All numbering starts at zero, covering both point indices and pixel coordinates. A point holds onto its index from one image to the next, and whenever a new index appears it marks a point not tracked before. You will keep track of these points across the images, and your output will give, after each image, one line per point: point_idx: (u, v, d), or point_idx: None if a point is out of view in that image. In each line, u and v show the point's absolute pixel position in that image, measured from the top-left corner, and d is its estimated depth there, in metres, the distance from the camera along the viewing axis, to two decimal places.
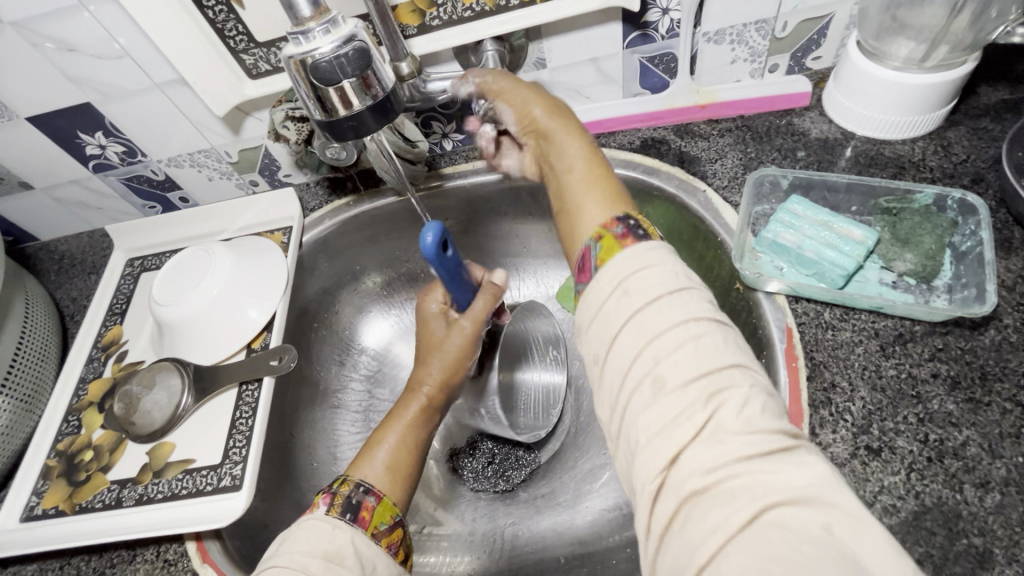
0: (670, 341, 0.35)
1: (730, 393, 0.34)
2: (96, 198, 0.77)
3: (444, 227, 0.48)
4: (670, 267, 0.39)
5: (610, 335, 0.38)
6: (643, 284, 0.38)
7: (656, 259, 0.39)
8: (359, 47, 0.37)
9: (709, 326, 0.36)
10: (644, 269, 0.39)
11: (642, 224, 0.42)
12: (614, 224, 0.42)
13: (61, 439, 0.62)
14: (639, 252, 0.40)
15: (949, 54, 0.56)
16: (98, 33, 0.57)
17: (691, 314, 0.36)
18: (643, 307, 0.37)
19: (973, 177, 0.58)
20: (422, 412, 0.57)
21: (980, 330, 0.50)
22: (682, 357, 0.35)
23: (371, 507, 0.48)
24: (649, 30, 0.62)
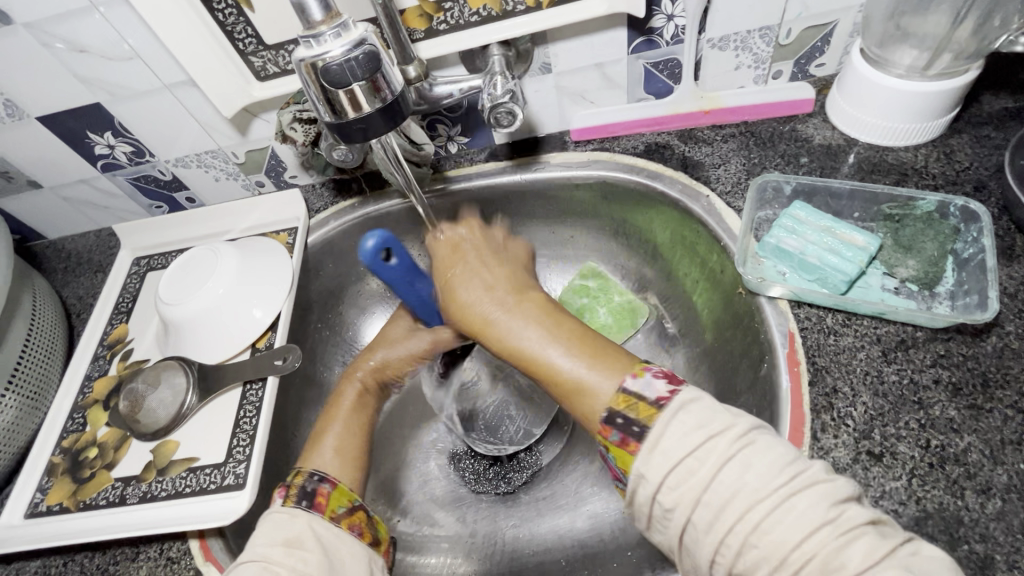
0: (753, 519, 0.35)
1: (810, 564, 0.33)
2: (104, 197, 0.78)
3: (390, 235, 0.51)
4: (696, 440, 0.37)
5: (679, 534, 0.38)
6: (677, 491, 0.37)
7: (677, 438, 0.38)
8: (370, 51, 0.37)
9: (762, 493, 0.35)
10: (675, 464, 0.37)
11: (635, 420, 0.40)
12: (608, 432, 0.41)
13: (66, 436, 0.63)
14: (647, 459, 0.38)
15: (952, 63, 0.56)
16: (109, 34, 0.58)
17: (751, 487, 0.35)
18: (705, 492, 0.36)
19: (975, 185, 0.58)
20: (359, 395, 0.63)
21: (982, 336, 0.50)
22: (756, 540, 0.34)
23: (326, 492, 0.49)
24: (654, 36, 0.62)
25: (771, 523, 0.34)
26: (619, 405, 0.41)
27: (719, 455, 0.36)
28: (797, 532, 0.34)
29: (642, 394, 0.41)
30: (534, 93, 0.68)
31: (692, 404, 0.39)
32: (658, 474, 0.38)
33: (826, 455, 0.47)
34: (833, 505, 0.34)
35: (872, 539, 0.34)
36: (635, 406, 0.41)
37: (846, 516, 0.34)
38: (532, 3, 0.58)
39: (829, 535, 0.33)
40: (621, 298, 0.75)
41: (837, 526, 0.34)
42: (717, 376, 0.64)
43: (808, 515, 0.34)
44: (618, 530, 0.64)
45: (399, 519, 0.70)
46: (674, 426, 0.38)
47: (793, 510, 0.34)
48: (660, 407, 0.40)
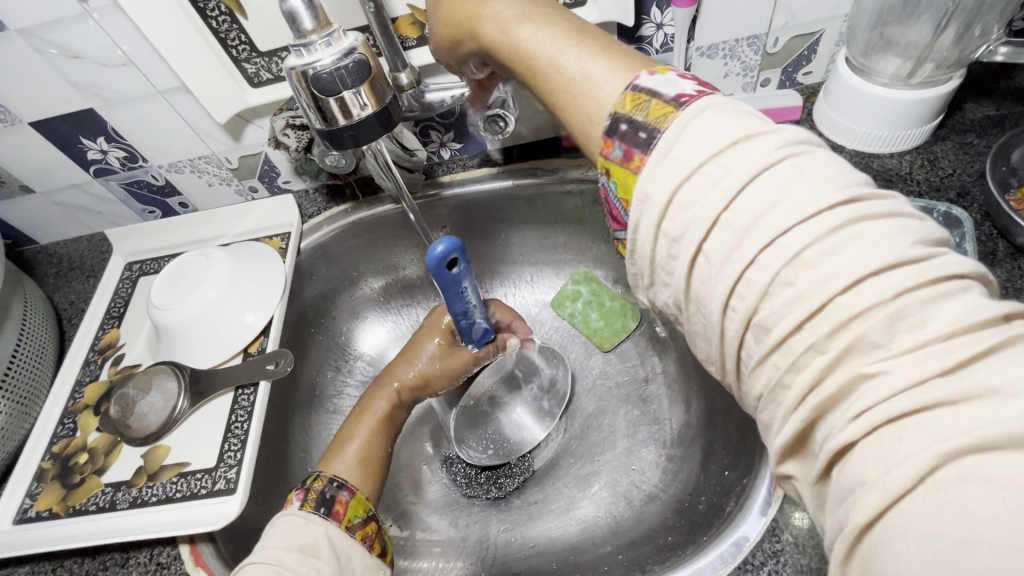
0: (794, 241, 0.27)
1: (871, 311, 0.25)
2: (97, 203, 0.78)
3: (455, 239, 0.46)
4: (715, 134, 0.31)
5: (689, 276, 0.32)
6: (690, 209, 0.31)
7: (700, 153, 0.31)
8: (359, 60, 0.38)
9: (816, 212, 0.27)
10: (690, 174, 0.31)
11: (644, 124, 0.35)
12: (612, 145, 0.37)
13: (56, 441, 0.63)
14: (652, 170, 0.33)
15: (934, 72, 0.58)
16: (103, 40, 0.58)
17: (794, 203, 0.28)
18: (724, 212, 0.29)
19: (958, 191, 0.59)
20: (391, 406, 0.62)
21: None
22: (792, 277, 0.27)
23: (345, 501, 0.50)
24: (643, 43, 0.64)
25: (821, 254, 0.26)
26: (626, 107, 0.36)
27: (756, 163, 0.29)
28: (857, 267, 0.25)
29: (653, 94, 0.35)
30: (527, 100, 0.69)
31: (721, 107, 0.33)
32: (664, 191, 0.32)
33: None
34: (918, 247, 0.26)
35: (972, 302, 0.24)
36: (646, 106, 0.35)
37: (931, 263, 0.25)
38: None
39: (913, 278, 0.25)
40: (612, 302, 0.79)
41: (920, 275, 0.25)
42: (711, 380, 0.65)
43: (877, 256, 0.25)
44: (609, 533, 0.64)
45: (392, 523, 0.70)
46: (689, 133, 0.32)
47: (851, 247, 0.26)
48: (676, 107, 0.34)
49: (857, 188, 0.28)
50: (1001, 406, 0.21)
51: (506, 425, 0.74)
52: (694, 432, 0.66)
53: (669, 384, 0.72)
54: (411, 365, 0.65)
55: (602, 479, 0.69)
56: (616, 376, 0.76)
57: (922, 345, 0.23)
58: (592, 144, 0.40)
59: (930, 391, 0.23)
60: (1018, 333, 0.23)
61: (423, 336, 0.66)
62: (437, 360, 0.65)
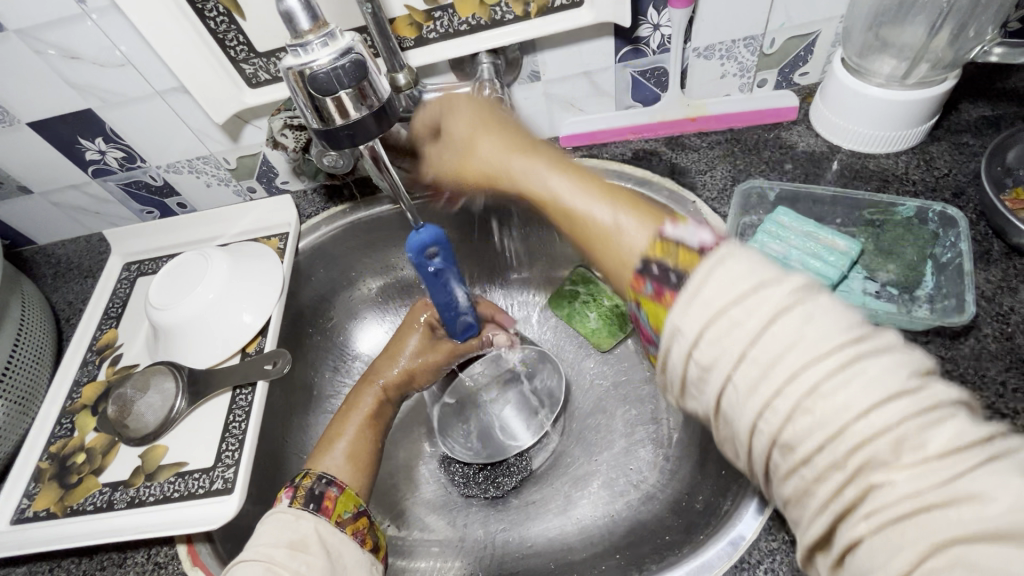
0: (814, 372, 0.26)
1: (881, 434, 0.25)
2: (95, 203, 0.78)
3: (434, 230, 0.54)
4: (743, 280, 0.29)
5: (715, 401, 0.30)
6: (719, 346, 0.29)
7: (722, 290, 0.30)
8: (356, 60, 0.38)
9: (831, 345, 0.27)
10: (714, 315, 0.30)
11: (674, 267, 0.36)
12: (642, 283, 0.38)
13: (53, 441, 0.63)
14: (681, 307, 0.31)
15: (930, 72, 0.58)
16: (101, 41, 0.59)
17: (811, 344, 0.27)
18: (750, 344, 0.28)
19: (953, 191, 0.60)
20: (378, 402, 0.65)
21: (961, 339, 0.51)
22: (812, 406, 0.26)
23: (334, 496, 0.50)
24: (640, 45, 0.64)
25: (834, 386, 0.26)
26: (654, 253, 0.39)
27: (776, 302, 0.28)
28: (867, 397, 0.26)
29: (679, 242, 0.37)
30: (524, 100, 0.69)
31: (740, 249, 0.31)
32: (694, 325, 0.30)
33: None
34: (914, 374, 0.26)
35: (962, 423, 0.25)
36: (672, 252, 0.37)
37: (924, 390, 0.26)
38: (521, 13, 0.59)
39: (911, 406, 0.25)
40: (610, 303, 0.79)
41: (918, 395, 0.26)
42: None
43: (884, 383, 0.26)
44: (607, 532, 0.64)
45: (389, 523, 0.70)
46: (717, 273, 0.30)
47: (861, 376, 0.26)
48: (700, 252, 0.35)
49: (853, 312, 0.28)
50: (984, 509, 0.23)
51: (500, 425, 0.75)
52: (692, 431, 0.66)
53: None
54: (395, 362, 0.68)
55: (599, 479, 0.69)
56: (614, 375, 0.76)
57: (925, 463, 0.25)
58: (620, 281, 0.42)
59: (929, 497, 0.24)
60: (1003, 450, 0.25)
61: (406, 333, 0.70)
62: (422, 354, 0.70)
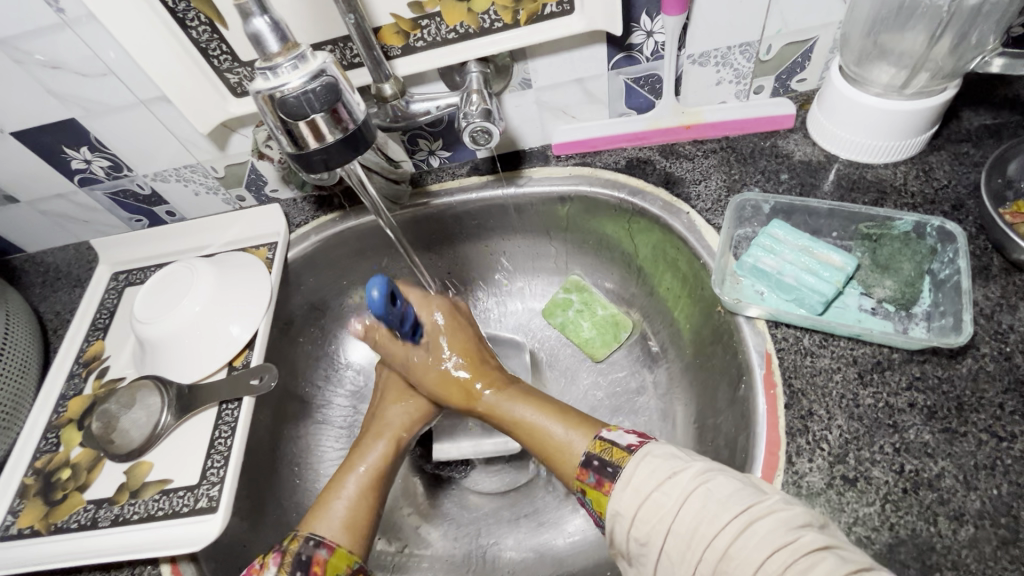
0: (722, 543, 0.38)
1: None
2: (82, 211, 0.77)
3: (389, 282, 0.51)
4: (665, 477, 0.42)
5: (655, 568, 0.41)
6: (649, 524, 0.41)
7: (650, 485, 0.42)
8: (328, 83, 0.37)
9: (730, 518, 0.39)
10: (643, 499, 0.42)
11: (608, 461, 0.46)
12: (585, 474, 0.46)
13: (39, 457, 0.62)
14: (622, 492, 0.43)
15: (930, 81, 0.56)
16: (83, 51, 0.57)
17: (714, 516, 0.39)
18: (674, 522, 0.40)
19: (953, 204, 0.58)
20: (383, 459, 0.60)
21: (958, 358, 0.50)
22: (727, 567, 0.38)
23: (323, 560, 0.49)
24: (633, 52, 0.62)
25: (739, 548, 0.38)
26: (595, 449, 0.47)
27: (687, 487, 0.41)
28: (759, 553, 0.37)
29: (614, 441, 0.47)
30: (515, 108, 0.68)
31: (656, 450, 0.45)
32: (630, 508, 0.42)
33: (801, 479, 0.47)
34: (791, 529, 0.38)
35: (834, 561, 0.35)
36: (609, 449, 0.47)
37: (804, 539, 0.37)
38: (509, 21, 0.58)
39: (792, 555, 0.36)
40: (604, 311, 0.77)
41: (797, 547, 0.37)
42: (700, 394, 0.64)
43: (771, 546, 0.37)
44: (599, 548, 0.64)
45: (379, 538, 0.68)
46: (640, 470, 0.43)
47: (755, 536, 0.38)
48: (630, 450, 0.46)
49: (750, 496, 0.40)
50: None
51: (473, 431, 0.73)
52: (685, 445, 0.65)
53: (661, 396, 0.70)
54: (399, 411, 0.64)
55: None
56: (609, 386, 0.74)
57: None
58: (569, 471, 0.49)
59: None
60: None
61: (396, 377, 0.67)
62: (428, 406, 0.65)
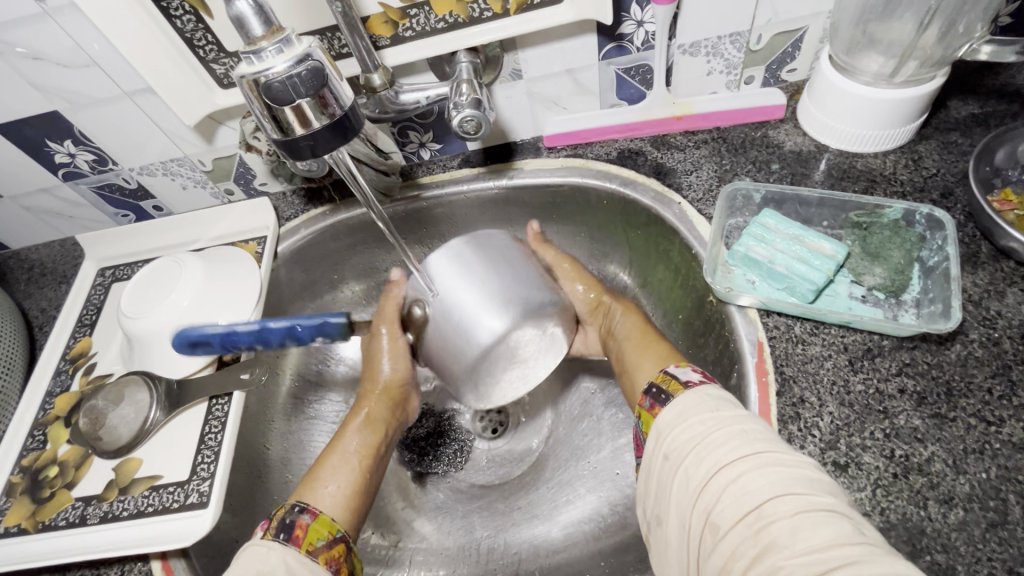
0: (739, 469, 0.39)
1: (780, 518, 0.35)
2: (68, 207, 0.76)
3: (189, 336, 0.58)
4: (707, 409, 0.43)
5: (671, 489, 0.42)
6: (679, 440, 0.43)
7: (697, 408, 0.44)
8: (313, 67, 0.36)
9: (755, 454, 0.39)
10: (681, 421, 0.44)
11: (665, 388, 0.47)
12: (643, 399, 0.48)
13: (25, 455, 0.61)
14: (670, 412, 0.45)
15: (918, 70, 0.56)
16: (65, 41, 0.56)
17: (740, 449, 0.40)
18: (697, 446, 0.41)
19: (942, 192, 0.59)
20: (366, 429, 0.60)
21: (947, 344, 0.50)
22: (734, 491, 0.38)
23: (305, 525, 0.48)
24: (624, 41, 0.62)
25: (749, 478, 0.38)
26: (656, 378, 0.48)
27: (727, 419, 0.42)
28: (771, 491, 0.37)
29: (677, 374, 0.47)
30: (506, 99, 0.67)
31: (712, 390, 0.45)
32: (666, 424, 0.44)
33: None
34: (812, 485, 0.37)
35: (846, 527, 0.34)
36: (669, 381, 0.47)
37: (823, 500, 0.36)
38: (499, 9, 0.57)
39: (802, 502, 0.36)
40: None
41: (812, 500, 0.36)
42: None
43: (786, 487, 0.37)
44: (594, 537, 0.64)
45: (372, 531, 0.68)
46: (694, 397, 0.44)
47: (771, 475, 0.38)
48: (689, 384, 0.46)
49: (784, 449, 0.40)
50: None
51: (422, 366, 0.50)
52: None
53: None
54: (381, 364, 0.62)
55: (585, 483, 0.68)
56: (602, 378, 0.74)
57: (810, 552, 0.33)
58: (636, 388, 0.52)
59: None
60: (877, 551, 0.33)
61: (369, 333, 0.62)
62: (400, 357, 0.61)
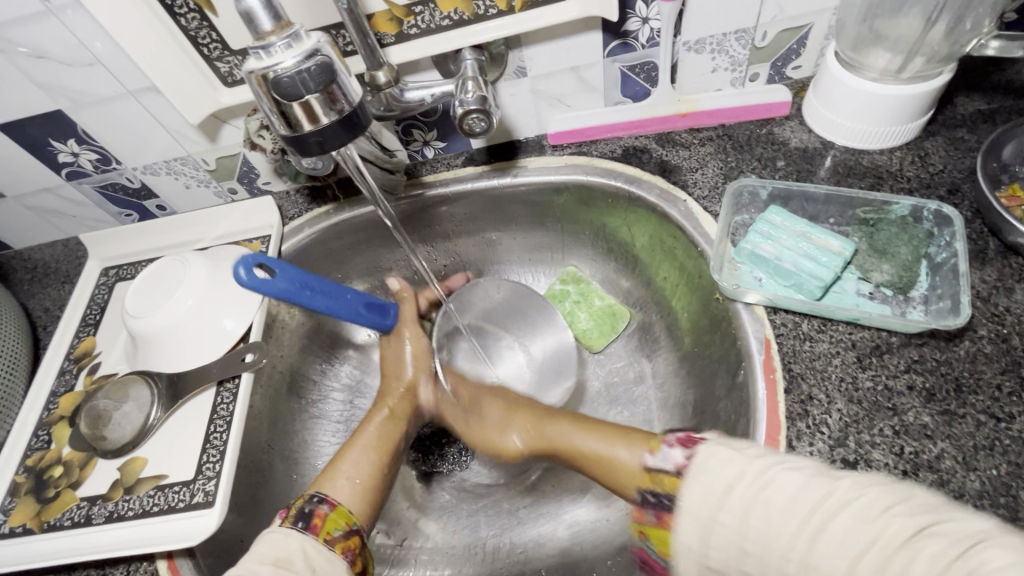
0: (805, 545, 0.35)
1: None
2: (70, 207, 0.75)
3: (257, 255, 0.51)
4: (721, 495, 0.38)
5: None
6: (723, 548, 0.37)
7: (712, 499, 0.38)
8: (322, 62, 0.36)
9: (805, 519, 0.35)
10: (707, 526, 0.38)
11: (659, 492, 0.42)
12: (641, 513, 0.43)
13: (30, 454, 0.61)
14: (687, 519, 0.39)
15: (925, 66, 0.56)
16: (69, 40, 0.56)
17: (784, 524, 0.36)
18: (744, 543, 0.36)
19: (949, 188, 0.58)
20: (389, 423, 0.61)
21: (956, 341, 0.50)
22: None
23: (323, 514, 0.49)
24: (629, 39, 0.62)
25: (822, 554, 0.34)
26: (645, 483, 0.43)
27: (746, 495, 0.37)
28: (843, 552, 0.34)
29: (660, 466, 0.43)
30: (511, 97, 0.67)
31: (707, 460, 0.40)
32: (696, 540, 0.38)
33: None
34: (862, 515, 0.35)
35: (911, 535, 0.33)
36: (659, 480, 0.42)
37: (878, 524, 0.34)
38: (504, 7, 0.57)
39: (873, 551, 0.33)
40: (601, 302, 0.76)
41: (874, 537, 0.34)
42: (698, 382, 0.64)
43: (852, 536, 0.34)
44: (599, 536, 0.63)
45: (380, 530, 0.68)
46: (697, 488, 0.39)
47: (831, 535, 0.34)
48: (681, 474, 0.41)
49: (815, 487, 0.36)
50: None
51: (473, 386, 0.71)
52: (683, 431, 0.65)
53: (658, 385, 0.70)
54: (405, 365, 0.66)
55: (590, 482, 0.68)
56: (607, 377, 0.74)
57: None
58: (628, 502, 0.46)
59: None
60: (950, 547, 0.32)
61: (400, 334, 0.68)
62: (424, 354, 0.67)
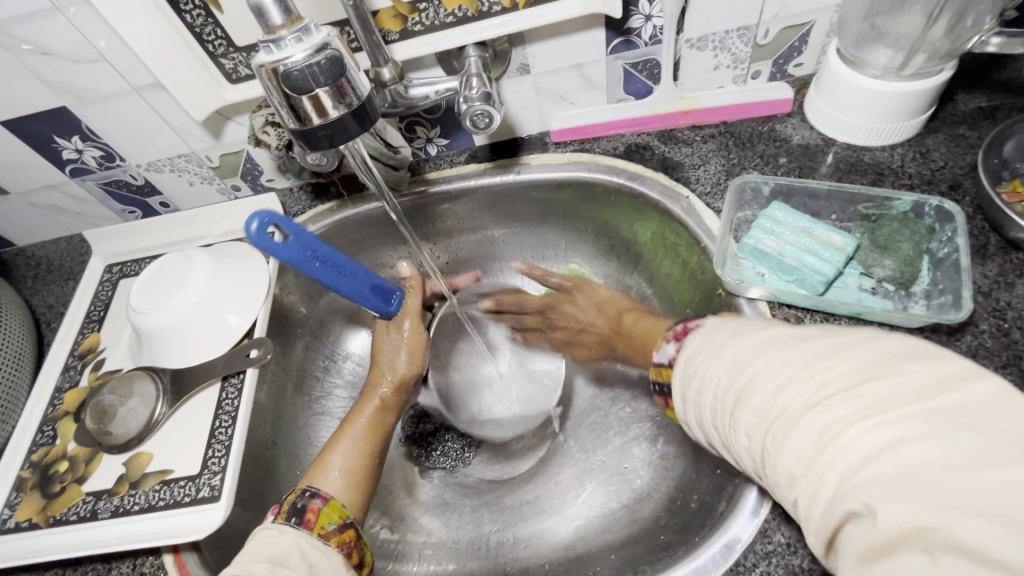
0: (763, 395, 0.37)
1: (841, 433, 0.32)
2: (74, 204, 0.76)
3: (273, 213, 0.47)
4: (699, 361, 0.43)
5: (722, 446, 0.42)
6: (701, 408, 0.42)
7: (689, 368, 0.44)
8: (332, 56, 0.36)
9: (765, 373, 0.38)
10: (684, 392, 0.44)
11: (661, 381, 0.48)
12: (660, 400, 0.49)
13: (35, 450, 0.61)
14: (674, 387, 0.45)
15: (926, 63, 0.57)
16: (74, 36, 0.56)
17: (756, 384, 0.38)
18: (731, 407, 0.39)
19: (950, 184, 0.59)
20: (379, 413, 0.62)
21: (957, 335, 0.50)
22: (780, 426, 0.35)
23: (316, 509, 0.49)
24: (632, 36, 0.62)
25: (797, 410, 0.34)
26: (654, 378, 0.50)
27: (713, 361, 0.42)
28: (812, 405, 0.34)
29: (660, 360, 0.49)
30: (514, 94, 0.67)
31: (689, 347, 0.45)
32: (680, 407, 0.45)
33: None
34: (859, 377, 0.33)
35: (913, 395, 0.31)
36: (660, 372, 0.48)
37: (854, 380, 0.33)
38: (507, 3, 0.57)
39: (857, 409, 0.32)
40: None
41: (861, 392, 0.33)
42: None
43: (836, 391, 0.33)
44: (602, 531, 0.63)
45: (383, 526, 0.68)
46: (688, 368, 0.44)
47: (799, 389, 0.35)
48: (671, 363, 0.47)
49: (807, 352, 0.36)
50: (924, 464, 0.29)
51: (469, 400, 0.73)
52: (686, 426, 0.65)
53: None
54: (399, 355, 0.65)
55: (593, 478, 0.68)
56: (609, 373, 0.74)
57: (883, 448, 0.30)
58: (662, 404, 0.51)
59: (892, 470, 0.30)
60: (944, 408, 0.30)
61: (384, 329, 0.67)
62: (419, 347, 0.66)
